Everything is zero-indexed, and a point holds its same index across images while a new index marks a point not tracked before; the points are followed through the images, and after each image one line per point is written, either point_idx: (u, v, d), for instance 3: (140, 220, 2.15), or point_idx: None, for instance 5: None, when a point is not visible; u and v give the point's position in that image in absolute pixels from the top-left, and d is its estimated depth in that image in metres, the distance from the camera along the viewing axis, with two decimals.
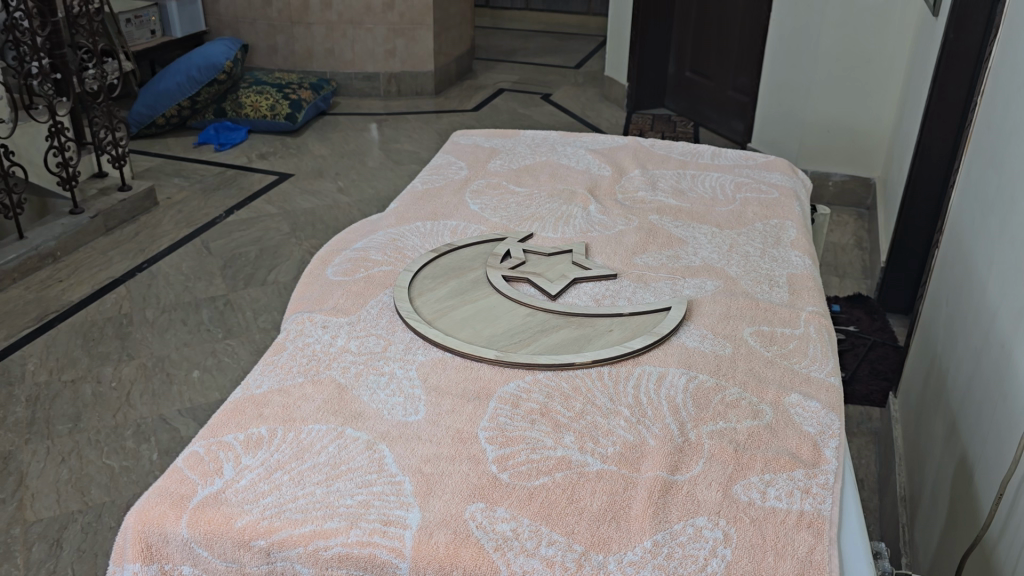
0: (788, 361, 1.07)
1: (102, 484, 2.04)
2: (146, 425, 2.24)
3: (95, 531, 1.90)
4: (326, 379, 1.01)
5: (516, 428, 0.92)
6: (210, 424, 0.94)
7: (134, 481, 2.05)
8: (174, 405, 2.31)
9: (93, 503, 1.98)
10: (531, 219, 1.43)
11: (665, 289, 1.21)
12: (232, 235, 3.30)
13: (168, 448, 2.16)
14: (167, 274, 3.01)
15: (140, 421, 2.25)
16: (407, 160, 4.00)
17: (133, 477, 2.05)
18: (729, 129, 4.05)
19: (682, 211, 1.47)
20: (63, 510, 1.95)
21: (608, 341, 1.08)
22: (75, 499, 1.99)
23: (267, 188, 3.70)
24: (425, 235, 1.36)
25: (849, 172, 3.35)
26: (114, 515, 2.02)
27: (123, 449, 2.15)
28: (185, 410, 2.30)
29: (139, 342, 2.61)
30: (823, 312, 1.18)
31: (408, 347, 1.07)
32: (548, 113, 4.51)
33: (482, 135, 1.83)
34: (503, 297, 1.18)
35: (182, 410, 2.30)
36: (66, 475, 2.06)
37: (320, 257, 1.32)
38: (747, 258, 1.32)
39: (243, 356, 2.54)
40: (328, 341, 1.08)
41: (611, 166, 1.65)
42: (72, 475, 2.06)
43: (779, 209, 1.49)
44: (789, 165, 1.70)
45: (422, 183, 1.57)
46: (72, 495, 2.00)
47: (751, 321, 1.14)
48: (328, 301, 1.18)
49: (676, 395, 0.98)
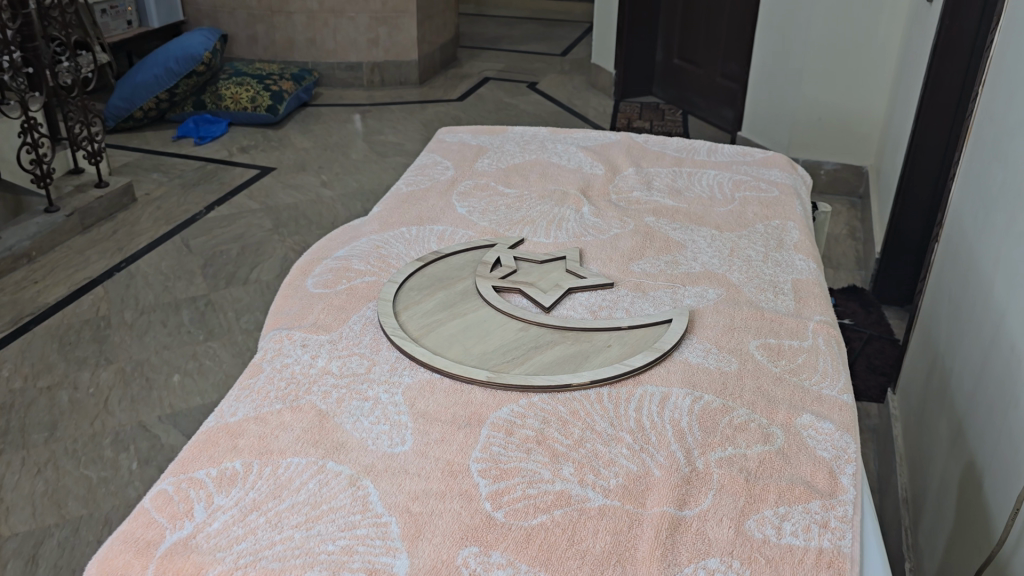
0: (797, 378, 1.01)
1: (79, 496, 1.97)
2: (125, 433, 2.17)
3: (73, 547, 1.83)
4: (305, 406, 0.94)
5: (511, 459, 0.86)
6: (180, 458, 0.87)
7: (113, 492, 1.99)
8: (154, 412, 2.25)
9: (70, 517, 1.91)
10: (521, 223, 1.36)
11: (665, 299, 1.15)
12: (213, 232, 3.22)
13: (148, 457, 2.09)
14: (146, 274, 2.93)
15: (119, 430, 2.18)
16: (392, 153, 3.92)
17: (111, 489, 1.99)
18: (718, 117, 3.99)
19: (680, 212, 1.40)
20: (39, 524, 1.88)
21: (606, 359, 1.01)
22: (51, 513, 1.92)
23: (248, 182, 3.62)
24: (411, 242, 1.29)
25: (841, 161, 3.30)
26: (92, 529, 1.95)
27: (101, 458, 2.08)
28: (166, 417, 2.23)
29: (117, 345, 2.53)
30: (831, 321, 1.12)
31: (394, 368, 1.00)
32: (534, 102, 4.45)
33: (468, 132, 1.75)
34: (494, 310, 1.11)
35: (163, 416, 2.23)
36: (42, 487, 1.99)
37: (299, 269, 1.25)
38: (749, 263, 1.25)
39: (226, 358, 2.48)
40: (307, 362, 1.01)
41: (604, 164, 1.58)
42: (48, 487, 1.99)
43: (781, 208, 1.43)
44: (788, 159, 1.64)
45: (407, 186, 1.50)
46: (48, 509, 1.93)
47: (757, 333, 1.08)
48: (308, 318, 1.11)
49: (681, 418, 0.92)
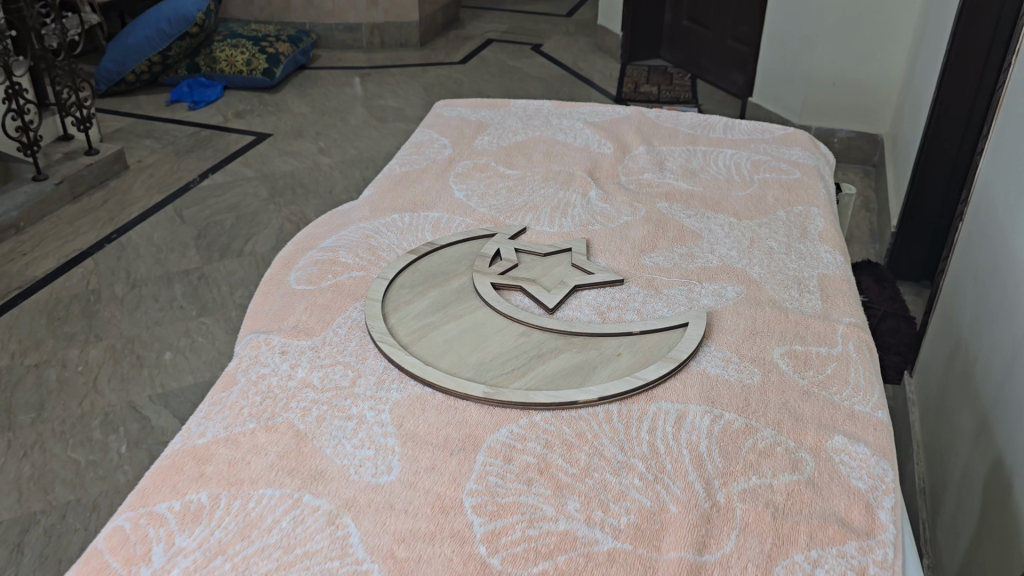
0: (827, 392, 0.91)
1: (67, 481, 1.90)
2: (115, 414, 2.09)
3: (59, 535, 1.76)
4: (282, 426, 0.85)
5: (510, 491, 0.76)
6: (141, 487, 0.79)
7: (102, 477, 1.91)
8: (145, 392, 2.16)
9: (57, 503, 1.83)
10: (523, 210, 1.25)
11: (680, 298, 1.05)
12: (207, 201, 3.11)
13: (138, 439, 2.01)
14: (138, 245, 2.83)
15: (108, 410, 2.10)
16: (392, 118, 3.79)
17: (100, 473, 1.91)
18: (728, 82, 3.86)
19: (695, 197, 1.30)
20: (24, 511, 1.81)
21: (615, 370, 0.91)
22: (37, 498, 1.84)
23: (243, 149, 3.51)
24: (403, 231, 1.19)
25: (856, 129, 3.17)
26: (80, 515, 1.88)
27: (90, 441, 2.00)
28: (157, 397, 2.15)
29: (107, 321, 2.44)
30: (861, 324, 1.03)
31: (381, 381, 0.90)
32: (538, 65, 4.31)
33: (467, 106, 1.64)
34: (492, 311, 1.02)
35: (154, 397, 2.15)
36: (28, 471, 1.91)
37: (281, 262, 1.15)
38: (770, 256, 1.15)
39: (220, 335, 2.39)
40: (286, 373, 0.92)
41: (613, 142, 1.47)
42: (35, 471, 1.91)
43: (804, 192, 1.32)
44: (810, 136, 1.53)
45: (400, 166, 1.40)
46: (34, 494, 1.85)
47: (782, 338, 0.98)
48: (288, 319, 1.01)
49: (699, 442, 0.83)
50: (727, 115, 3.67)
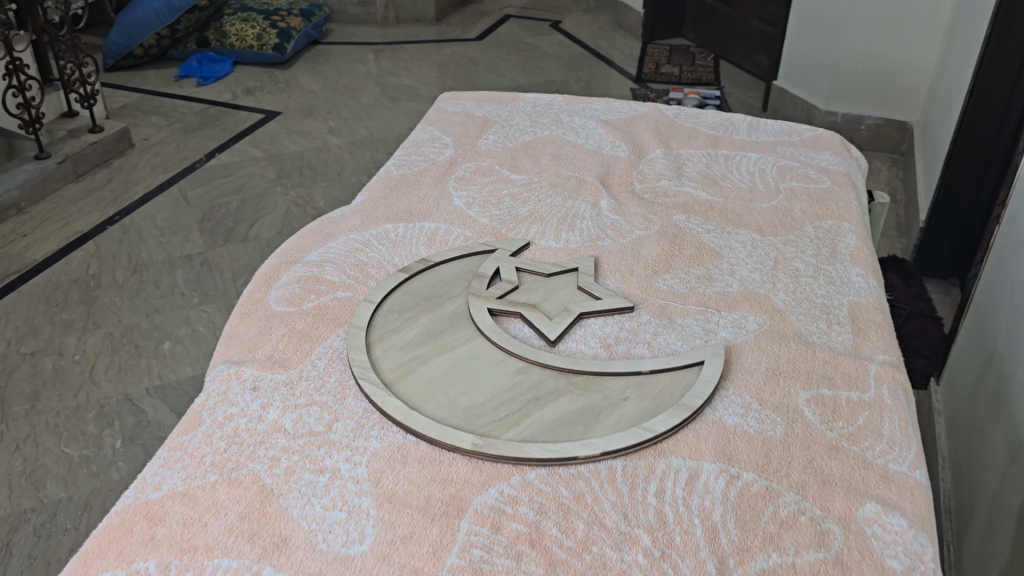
0: (858, 447, 0.81)
1: (59, 478, 1.82)
2: (110, 407, 2.00)
3: (49, 535, 1.68)
4: (246, 479, 0.76)
5: (494, 569, 0.68)
6: (85, 551, 0.71)
7: (94, 474, 1.82)
8: (142, 383, 2.08)
9: (48, 500, 1.76)
10: (527, 222, 1.16)
11: (696, 330, 0.95)
12: (212, 182, 3.02)
13: (133, 434, 1.93)
14: (141, 227, 2.75)
15: (104, 403, 2.02)
16: (405, 97, 3.67)
17: (92, 470, 1.83)
18: (753, 63, 3.72)
19: (714, 209, 1.19)
20: (14, 508, 1.73)
21: (621, 419, 0.82)
22: (28, 495, 1.77)
23: (252, 127, 3.41)
24: (396, 245, 1.10)
25: (884, 116, 3.04)
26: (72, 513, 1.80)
27: (84, 435, 1.92)
28: (154, 389, 2.06)
29: (106, 308, 2.36)
30: (897, 364, 0.93)
31: (359, 427, 0.81)
32: (557, 42, 4.18)
33: (472, 100, 1.54)
34: (487, 342, 0.92)
35: (151, 389, 2.06)
36: (19, 466, 1.84)
37: (262, 278, 1.06)
38: (796, 279, 1.05)
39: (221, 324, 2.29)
40: (256, 415, 0.83)
41: (628, 145, 1.36)
42: (27, 466, 1.84)
43: (835, 204, 1.21)
44: (841, 139, 1.42)
45: (397, 168, 1.30)
46: (26, 491, 1.78)
47: (808, 380, 0.88)
48: (264, 348, 0.93)
49: (713, 509, 0.73)
50: (751, 99, 3.54)
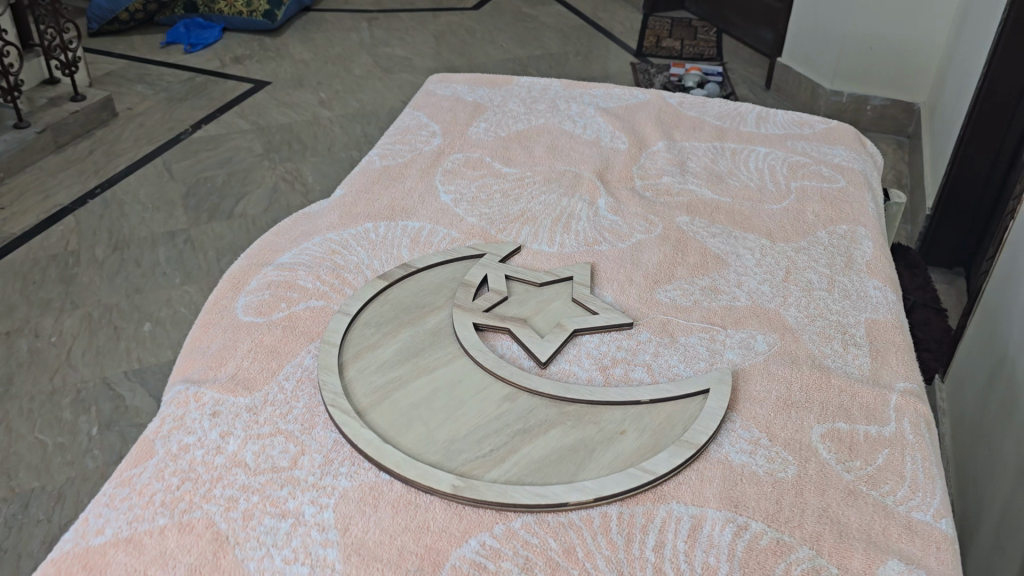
0: (877, 491, 0.74)
1: (32, 466, 1.67)
2: (87, 392, 1.84)
3: (19, 528, 1.54)
4: (200, 524, 0.68)
5: None
6: None
7: (69, 463, 1.67)
8: (121, 366, 1.92)
9: (19, 491, 1.61)
10: (518, 222, 1.07)
11: (701, 351, 0.87)
12: (198, 155, 2.87)
13: (110, 421, 1.77)
14: (124, 201, 2.60)
15: (80, 387, 1.86)
16: (398, 69, 3.55)
17: (67, 459, 1.68)
18: (756, 39, 3.63)
19: (720, 210, 1.11)
20: None
21: (617, 457, 0.74)
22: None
23: (240, 97, 3.28)
24: (376, 247, 1.01)
25: (891, 96, 2.94)
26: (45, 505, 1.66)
27: (59, 422, 1.77)
28: (133, 372, 1.90)
29: (86, 288, 2.19)
30: (919, 392, 0.85)
31: (327, 463, 0.74)
32: (556, 13, 4.06)
33: (464, 84, 1.45)
34: (472, 363, 0.84)
35: (130, 372, 1.90)
36: None
37: (229, 282, 0.98)
38: (809, 293, 0.96)
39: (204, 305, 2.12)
40: (214, 446, 0.75)
41: (629, 136, 1.27)
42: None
43: (849, 206, 1.13)
44: (856, 132, 1.33)
45: (381, 158, 1.21)
46: None
47: (823, 411, 0.81)
48: (227, 366, 0.84)
49: (719, 566, 0.66)
50: (755, 76, 3.44)
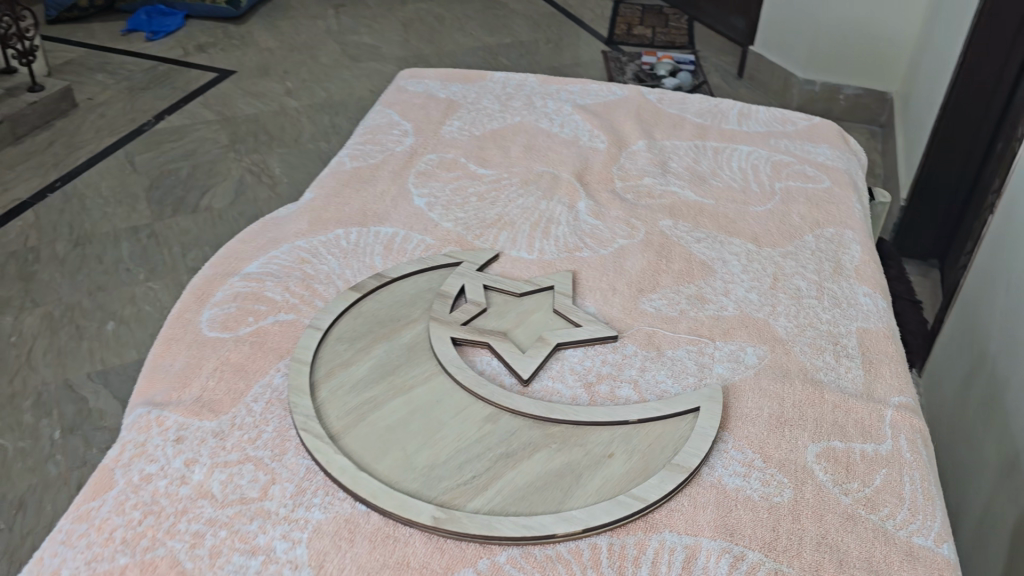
0: (875, 515, 0.71)
1: None
2: (48, 395, 1.75)
3: None
4: (162, 564, 0.64)
5: None
6: None
7: (29, 470, 1.58)
8: (83, 368, 1.82)
9: None
10: (495, 227, 1.03)
11: (689, 365, 0.84)
12: (161, 146, 2.79)
13: (74, 425, 1.68)
14: (85, 195, 2.50)
15: (41, 390, 1.76)
16: (366, 57, 3.48)
17: (28, 466, 1.59)
18: (727, 26, 3.47)
19: (704, 213, 1.08)
20: None
21: (606, 483, 0.71)
22: None
23: (204, 86, 3.20)
24: (348, 255, 0.97)
25: (864, 86, 2.93)
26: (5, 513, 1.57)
27: (19, 426, 1.67)
28: (97, 374, 1.81)
29: (46, 285, 2.10)
30: (914, 406, 0.82)
31: (300, 493, 0.69)
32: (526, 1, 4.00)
33: (435, 79, 1.40)
34: (451, 381, 0.80)
35: (94, 374, 1.81)
36: None
37: (193, 293, 0.93)
38: (798, 301, 0.93)
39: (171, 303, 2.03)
40: (178, 475, 0.71)
41: (608, 135, 1.24)
42: None
43: (835, 208, 1.10)
44: (839, 129, 1.30)
45: (350, 159, 1.16)
46: None
47: (817, 429, 0.78)
48: (191, 387, 0.79)
49: None
50: (727, 65, 3.41)
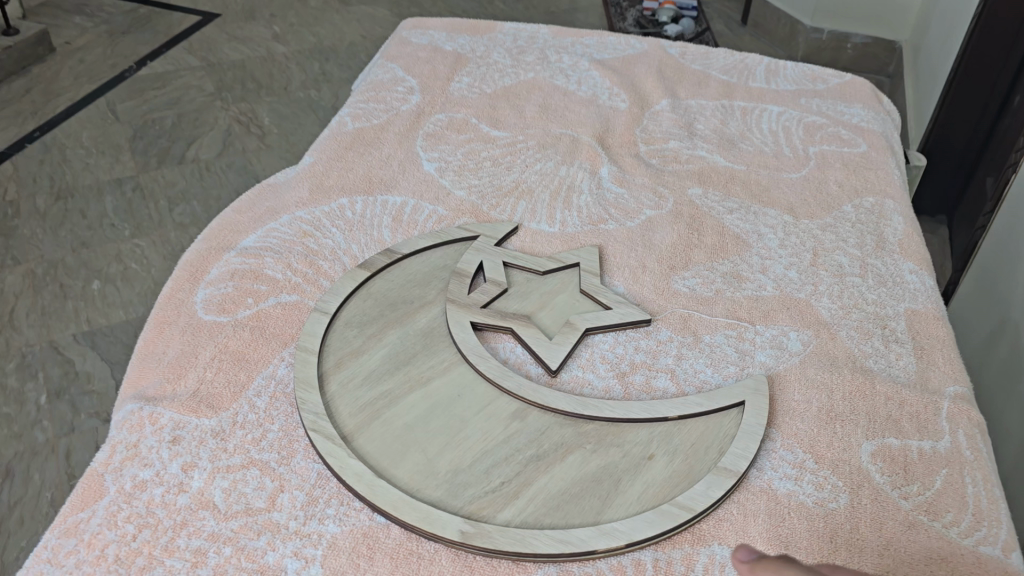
0: (936, 522, 0.65)
1: None
2: (33, 356, 1.67)
3: None
4: None
5: None
6: None
7: (13, 438, 1.50)
8: (69, 329, 1.74)
9: None
10: (512, 196, 0.95)
11: (729, 353, 0.77)
12: (144, 94, 2.67)
13: (60, 389, 1.60)
14: (65, 145, 2.40)
15: (26, 352, 1.68)
16: None
17: (11, 433, 1.51)
18: None
19: (736, 180, 1.00)
20: None
21: (647, 489, 0.64)
22: None
23: (188, 30, 3.07)
24: (355, 227, 0.89)
25: (872, 35, 2.84)
26: None
27: (3, 390, 1.59)
28: (83, 335, 1.73)
29: (27, 241, 2.00)
30: (970, 397, 0.76)
31: (311, 503, 0.63)
32: None
33: (440, 30, 1.31)
34: (473, 372, 0.73)
35: (80, 335, 1.73)
36: None
37: (187, 270, 0.85)
38: (841, 280, 0.87)
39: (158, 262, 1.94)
40: (175, 482, 0.64)
41: (628, 93, 1.15)
42: None
43: (874, 175, 1.03)
44: (872, 87, 1.22)
45: (353, 119, 1.08)
46: None
47: (871, 425, 0.72)
48: (187, 379, 0.72)
49: None
50: (731, 11, 3.30)
